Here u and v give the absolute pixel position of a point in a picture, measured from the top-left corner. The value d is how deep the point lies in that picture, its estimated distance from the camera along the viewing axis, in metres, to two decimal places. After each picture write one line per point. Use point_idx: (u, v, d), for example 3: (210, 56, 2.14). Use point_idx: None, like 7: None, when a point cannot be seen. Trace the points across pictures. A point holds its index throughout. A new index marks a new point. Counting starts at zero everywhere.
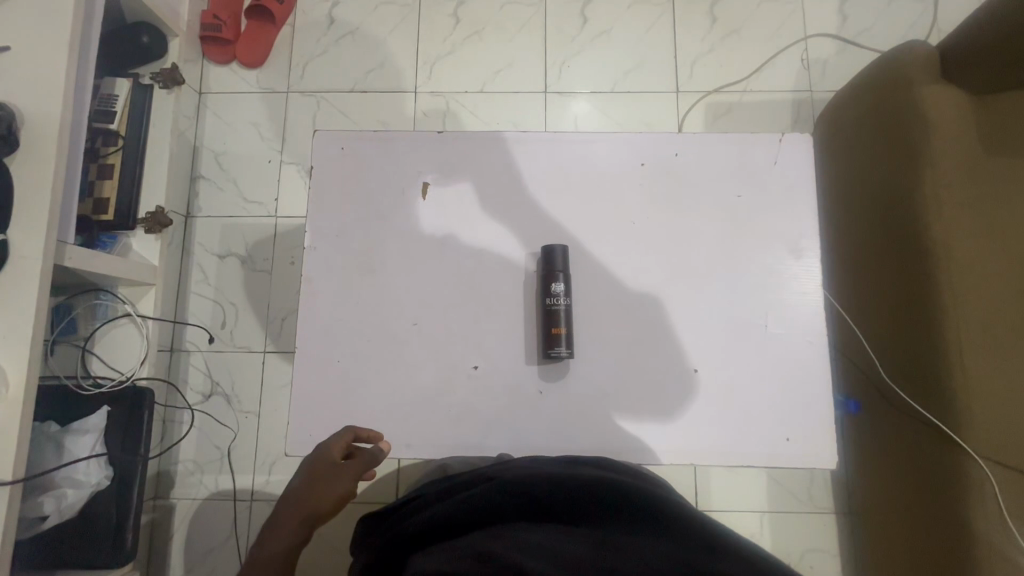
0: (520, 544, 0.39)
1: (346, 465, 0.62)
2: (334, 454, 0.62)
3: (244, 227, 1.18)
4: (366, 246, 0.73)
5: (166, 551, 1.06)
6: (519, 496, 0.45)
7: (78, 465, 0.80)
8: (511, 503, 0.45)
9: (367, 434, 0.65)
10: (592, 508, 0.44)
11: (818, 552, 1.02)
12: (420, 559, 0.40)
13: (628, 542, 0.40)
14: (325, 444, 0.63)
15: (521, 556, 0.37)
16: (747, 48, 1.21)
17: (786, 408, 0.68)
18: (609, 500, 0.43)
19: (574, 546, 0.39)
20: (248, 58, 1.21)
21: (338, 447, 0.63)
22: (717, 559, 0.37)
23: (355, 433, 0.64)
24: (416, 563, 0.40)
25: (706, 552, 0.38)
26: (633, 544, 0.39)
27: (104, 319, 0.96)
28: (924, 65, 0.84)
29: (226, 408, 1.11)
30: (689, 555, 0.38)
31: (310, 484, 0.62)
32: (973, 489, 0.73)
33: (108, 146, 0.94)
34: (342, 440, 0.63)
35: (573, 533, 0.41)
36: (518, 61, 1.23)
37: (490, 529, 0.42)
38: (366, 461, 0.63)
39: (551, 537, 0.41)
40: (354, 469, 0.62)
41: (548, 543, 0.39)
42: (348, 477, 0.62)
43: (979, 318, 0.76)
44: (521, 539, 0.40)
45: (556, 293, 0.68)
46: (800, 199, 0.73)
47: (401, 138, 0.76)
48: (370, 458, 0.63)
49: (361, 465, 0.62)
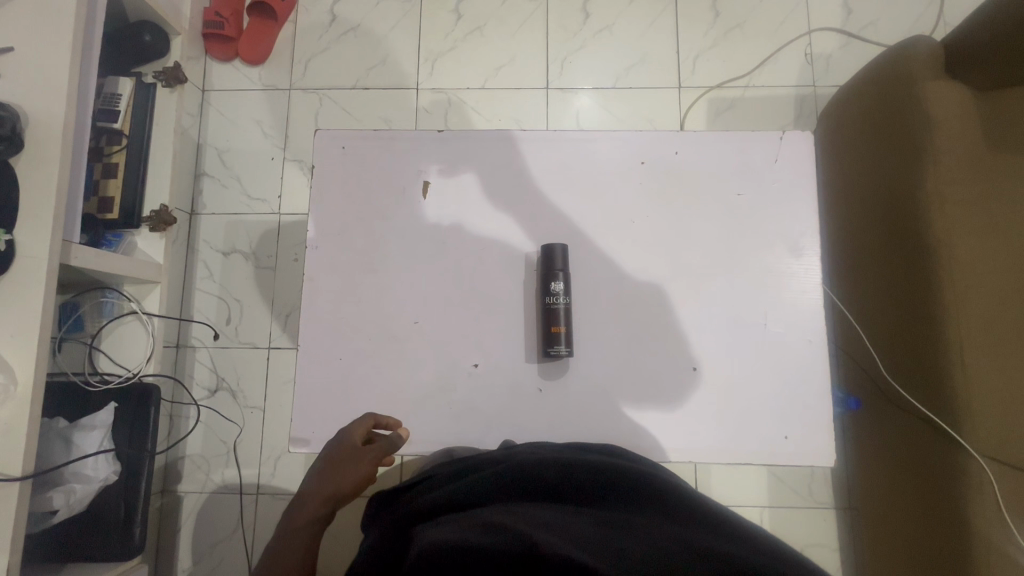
0: (528, 519, 0.40)
1: (365, 450, 0.63)
2: (354, 438, 0.63)
3: (248, 224, 1.18)
4: (367, 245, 0.74)
5: (174, 543, 1.08)
6: (527, 477, 0.46)
7: (86, 460, 0.80)
8: (518, 483, 0.45)
9: (385, 422, 0.66)
10: (600, 492, 0.44)
11: (818, 547, 1.03)
12: (430, 530, 0.40)
13: (635, 525, 0.40)
14: (345, 429, 0.64)
15: (535, 530, 0.38)
16: (749, 44, 1.20)
17: (785, 407, 0.69)
18: (616, 485, 0.44)
19: (579, 525, 0.40)
20: (251, 55, 1.22)
21: (357, 432, 0.64)
22: (722, 541, 0.38)
23: (374, 420, 0.66)
24: (426, 534, 0.40)
25: (713, 535, 0.38)
26: (639, 527, 0.40)
27: (110, 317, 0.96)
28: (928, 61, 0.83)
29: (231, 403, 1.12)
30: (695, 537, 0.38)
31: (330, 468, 0.62)
32: (972, 488, 0.73)
33: (112, 145, 0.95)
34: (362, 425, 0.64)
35: (578, 513, 0.42)
36: (520, 56, 1.23)
37: (497, 507, 0.43)
38: (385, 446, 0.64)
39: (562, 517, 0.41)
40: (374, 453, 0.63)
41: (554, 520, 0.40)
42: (368, 462, 0.62)
43: (979, 318, 0.76)
44: (530, 515, 0.40)
45: (555, 291, 0.68)
46: (801, 196, 0.73)
47: (401, 136, 0.77)
48: (389, 445, 0.64)
49: (380, 450, 0.63)
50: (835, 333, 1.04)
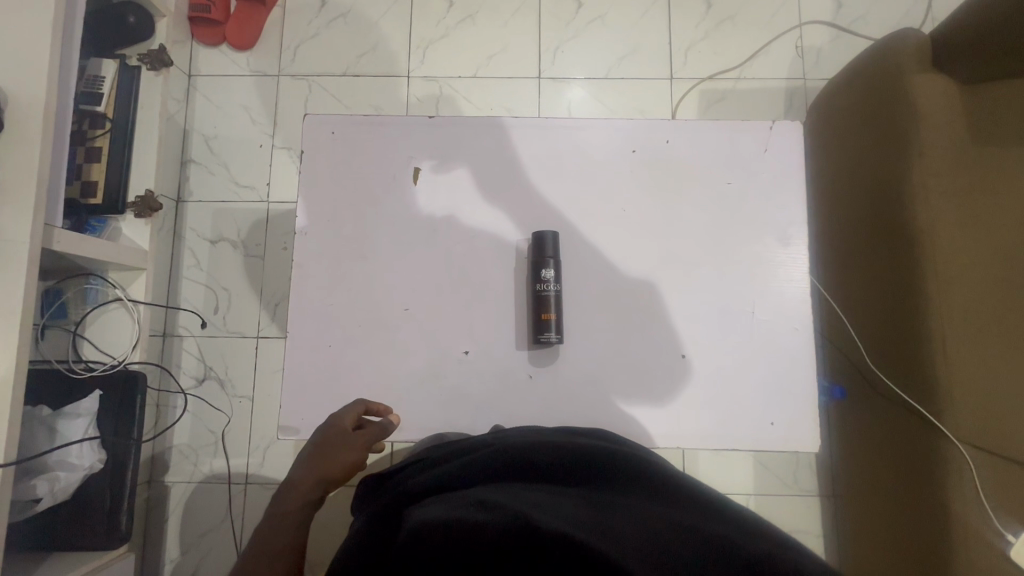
0: (520, 497, 0.40)
1: (356, 434, 0.63)
2: (344, 423, 0.63)
3: (236, 212, 1.17)
4: (357, 232, 0.73)
5: (161, 532, 1.08)
6: (517, 459, 0.46)
7: (70, 448, 0.79)
8: (508, 466, 0.46)
9: (376, 408, 0.66)
10: (589, 475, 0.45)
11: (801, 533, 1.05)
12: (422, 509, 0.40)
13: (625, 505, 0.41)
14: (336, 414, 0.64)
15: (527, 508, 0.38)
16: (741, 36, 1.21)
17: (772, 394, 0.69)
18: (605, 468, 0.45)
19: (571, 505, 0.40)
20: (239, 41, 1.20)
21: (348, 417, 0.64)
22: (711, 521, 0.38)
23: (365, 407, 0.66)
24: (417, 513, 0.40)
25: (702, 516, 0.39)
26: (630, 506, 0.40)
27: (94, 304, 0.95)
28: (916, 53, 0.84)
29: (219, 392, 1.11)
30: (685, 517, 0.39)
31: (321, 451, 0.62)
32: (951, 472, 0.75)
33: (95, 129, 0.93)
34: (353, 411, 0.65)
35: (569, 493, 0.42)
36: (512, 44, 1.22)
37: (488, 487, 0.43)
38: (376, 431, 0.64)
39: (554, 497, 0.41)
40: (364, 437, 0.63)
41: (546, 499, 0.40)
42: (358, 445, 0.62)
43: (960, 308, 0.78)
44: (522, 495, 0.41)
45: (546, 278, 0.68)
46: (790, 186, 0.74)
47: (390, 121, 0.76)
48: (380, 429, 0.64)
49: (371, 434, 0.63)
50: (820, 323, 1.05)
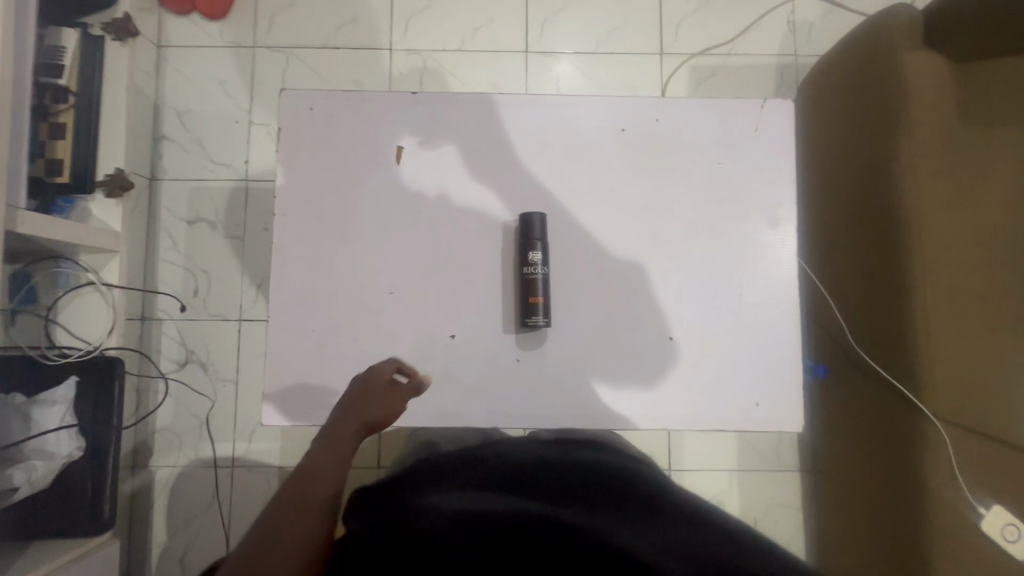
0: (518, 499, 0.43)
1: (389, 391, 0.63)
2: (381, 377, 0.63)
3: (213, 191, 1.13)
4: (338, 213, 0.71)
5: (147, 516, 1.07)
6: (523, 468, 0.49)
7: (46, 437, 0.78)
8: (514, 472, 0.49)
9: (408, 369, 0.65)
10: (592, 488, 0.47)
11: (782, 507, 1.07)
12: (427, 500, 0.45)
13: (621, 516, 0.43)
14: (372, 367, 0.64)
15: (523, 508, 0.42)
16: (732, 10, 1.18)
17: (758, 375, 0.70)
18: (608, 484, 0.47)
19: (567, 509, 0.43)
20: (210, 9, 1.14)
21: (383, 372, 0.64)
22: (702, 540, 0.40)
23: (400, 364, 0.65)
24: (424, 502, 0.45)
25: (695, 535, 0.41)
26: (625, 517, 0.42)
27: (66, 288, 0.92)
28: (908, 29, 0.82)
29: (202, 376, 1.09)
30: (678, 533, 0.40)
31: (354, 401, 0.63)
32: (927, 448, 0.77)
33: (58, 104, 0.89)
34: (388, 367, 0.64)
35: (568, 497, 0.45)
36: (498, 16, 1.18)
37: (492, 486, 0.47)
38: (409, 389, 0.64)
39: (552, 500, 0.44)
40: (397, 394, 0.63)
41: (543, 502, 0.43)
42: (390, 402, 0.62)
43: (942, 287, 0.79)
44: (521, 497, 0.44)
45: (533, 261, 0.67)
46: (780, 166, 0.73)
47: (371, 97, 0.73)
48: (414, 388, 0.64)
49: (404, 392, 0.63)
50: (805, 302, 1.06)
